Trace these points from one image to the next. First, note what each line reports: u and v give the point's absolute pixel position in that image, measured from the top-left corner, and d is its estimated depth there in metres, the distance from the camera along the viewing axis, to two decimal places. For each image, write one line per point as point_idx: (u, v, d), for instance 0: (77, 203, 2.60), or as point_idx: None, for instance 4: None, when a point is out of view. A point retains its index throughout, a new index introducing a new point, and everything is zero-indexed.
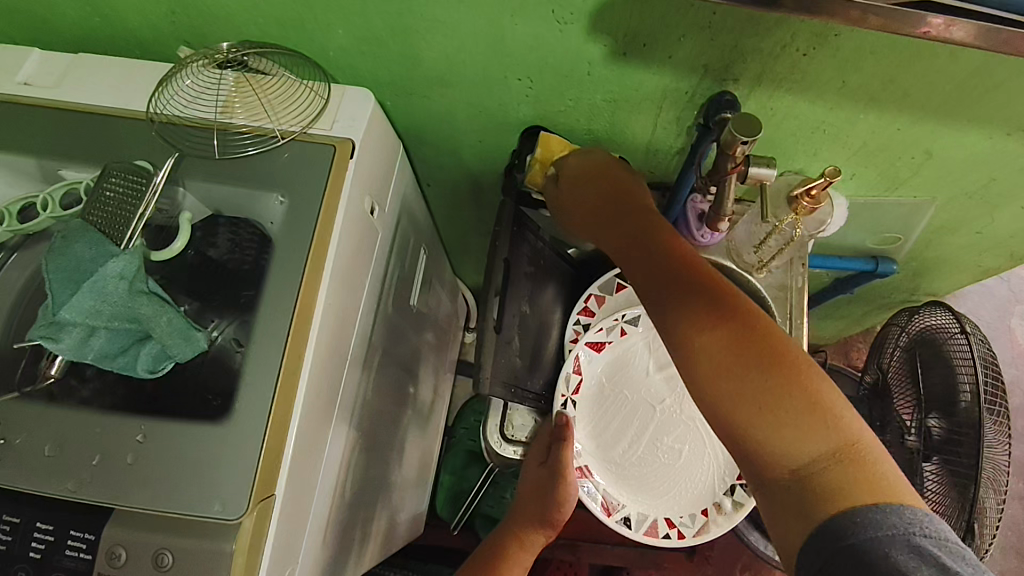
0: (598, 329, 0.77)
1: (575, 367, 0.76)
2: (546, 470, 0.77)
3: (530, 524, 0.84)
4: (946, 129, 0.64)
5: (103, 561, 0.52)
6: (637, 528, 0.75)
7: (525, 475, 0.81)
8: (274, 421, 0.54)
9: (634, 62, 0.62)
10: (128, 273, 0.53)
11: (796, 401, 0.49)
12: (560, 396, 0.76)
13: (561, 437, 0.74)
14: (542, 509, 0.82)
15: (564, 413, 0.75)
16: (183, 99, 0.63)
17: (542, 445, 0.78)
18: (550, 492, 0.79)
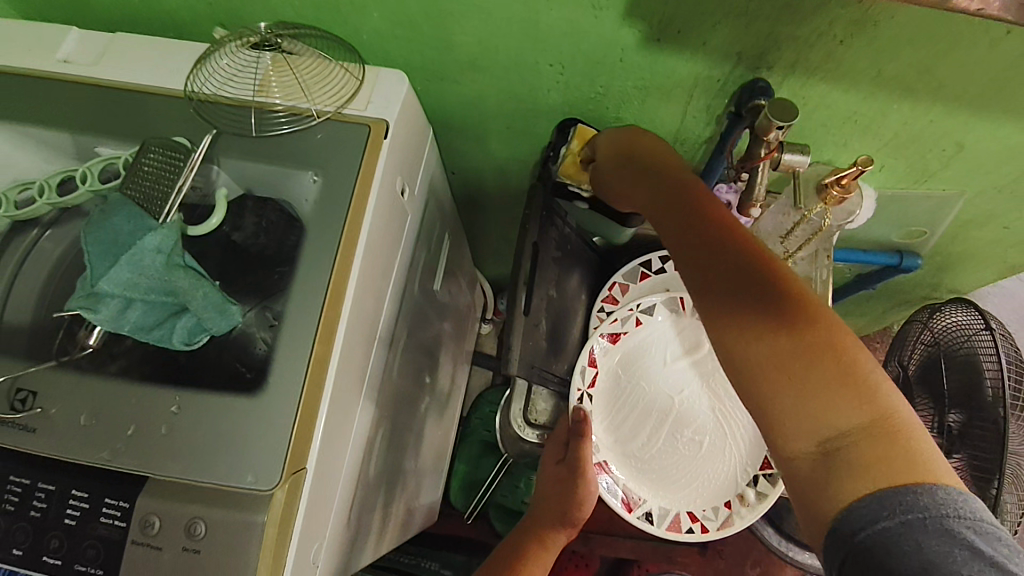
0: (614, 321, 0.78)
1: (591, 360, 0.78)
2: (565, 465, 0.79)
3: (549, 523, 0.82)
4: (979, 121, 0.64)
5: (137, 529, 0.53)
6: (659, 523, 0.79)
7: (544, 472, 0.83)
8: (307, 396, 0.55)
9: (667, 48, 0.63)
10: (165, 247, 0.54)
11: (830, 371, 0.45)
12: (577, 390, 0.78)
13: (579, 432, 0.76)
14: (562, 505, 0.81)
15: (580, 408, 0.78)
16: (219, 77, 0.63)
17: (561, 438, 0.82)
18: (570, 487, 0.79)
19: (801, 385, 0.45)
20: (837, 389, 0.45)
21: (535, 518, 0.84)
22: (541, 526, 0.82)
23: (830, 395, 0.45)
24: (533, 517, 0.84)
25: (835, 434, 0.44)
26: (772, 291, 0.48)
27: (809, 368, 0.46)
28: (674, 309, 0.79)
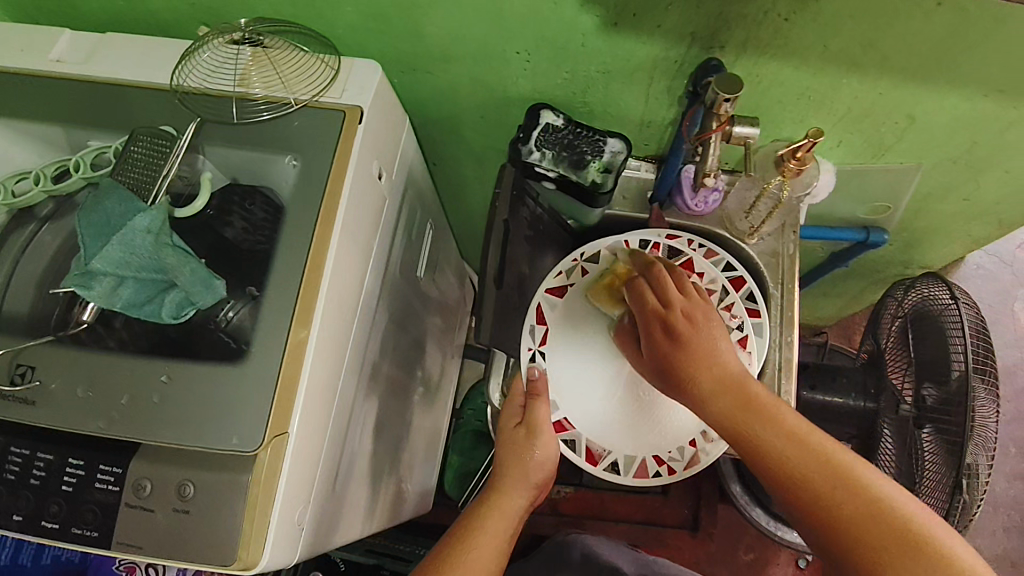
0: (559, 274, 0.77)
1: (538, 317, 0.76)
2: (526, 428, 0.75)
3: (506, 502, 0.75)
4: (927, 93, 0.67)
5: (130, 493, 0.57)
6: (626, 472, 0.74)
7: (501, 441, 0.77)
8: (287, 364, 0.58)
9: (625, 33, 0.66)
10: (154, 228, 0.57)
11: (872, 519, 0.54)
12: (527, 351, 0.76)
13: (535, 393, 0.74)
14: (521, 476, 0.76)
15: (535, 367, 0.76)
16: (202, 71, 0.67)
17: (515, 401, 0.77)
18: (530, 452, 0.75)
19: (827, 521, 0.56)
20: (882, 513, 0.54)
21: (484, 507, 0.75)
22: (496, 515, 0.74)
23: (875, 518, 0.54)
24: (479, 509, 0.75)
25: (871, 544, 0.54)
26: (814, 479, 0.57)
27: (830, 505, 0.56)
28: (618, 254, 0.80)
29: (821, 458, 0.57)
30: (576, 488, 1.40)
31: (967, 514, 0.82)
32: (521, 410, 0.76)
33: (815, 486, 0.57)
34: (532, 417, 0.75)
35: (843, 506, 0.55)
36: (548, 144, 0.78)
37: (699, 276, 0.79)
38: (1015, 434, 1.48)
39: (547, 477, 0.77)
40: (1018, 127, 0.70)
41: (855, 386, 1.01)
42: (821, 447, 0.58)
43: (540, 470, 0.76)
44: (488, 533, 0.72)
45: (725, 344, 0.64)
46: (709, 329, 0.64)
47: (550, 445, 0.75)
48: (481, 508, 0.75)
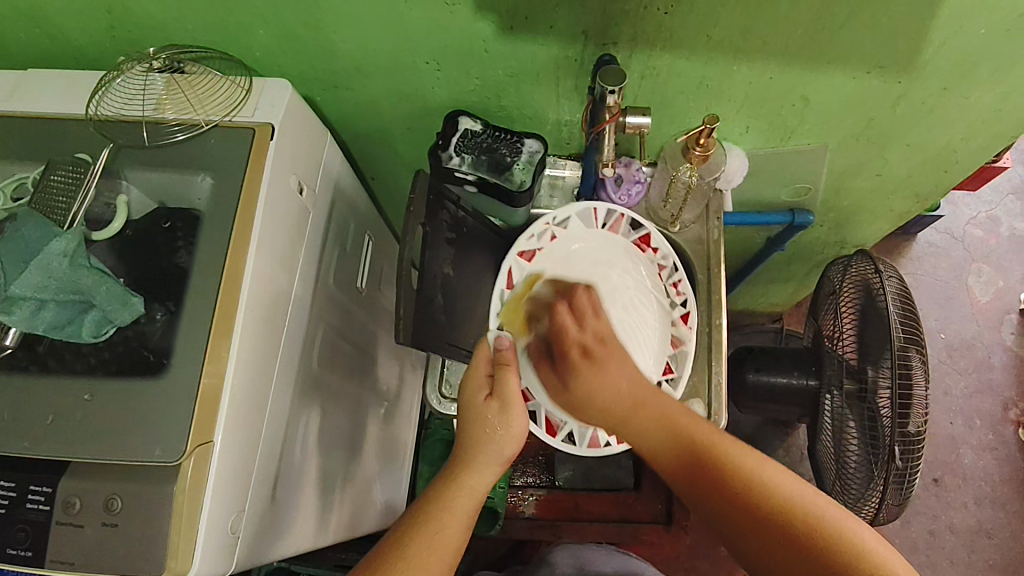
0: (531, 237, 0.80)
1: (506, 282, 0.79)
2: (501, 401, 0.72)
3: (476, 480, 0.70)
4: (815, 74, 0.70)
5: (61, 510, 0.58)
6: (581, 443, 0.78)
7: (470, 416, 0.73)
8: (207, 372, 0.60)
9: (522, 35, 0.68)
10: (70, 250, 0.59)
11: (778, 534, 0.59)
12: (496, 316, 0.78)
13: (503, 364, 0.73)
14: (493, 453, 0.72)
15: (503, 335, 0.75)
16: (118, 100, 0.70)
17: (479, 371, 0.75)
18: (506, 426, 0.72)
19: (763, 536, 0.60)
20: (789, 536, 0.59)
21: (451, 486, 0.70)
22: (466, 493, 0.69)
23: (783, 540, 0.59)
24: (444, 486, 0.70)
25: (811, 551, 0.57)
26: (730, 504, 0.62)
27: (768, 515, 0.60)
28: (588, 221, 0.82)
29: (746, 480, 0.62)
30: (549, 492, 1.35)
31: (907, 484, 0.85)
32: (487, 381, 0.74)
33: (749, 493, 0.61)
34: (503, 390, 0.73)
35: (773, 510, 0.60)
36: (467, 149, 0.81)
37: (653, 251, 0.82)
38: (979, 406, 1.51)
39: (514, 453, 0.73)
40: (907, 101, 0.73)
41: (798, 364, 1.03)
42: (742, 464, 0.64)
43: (510, 445, 0.73)
44: (455, 513, 0.67)
45: (620, 377, 0.71)
46: (601, 391, 0.71)
47: (524, 419, 0.73)
48: (447, 486, 0.70)
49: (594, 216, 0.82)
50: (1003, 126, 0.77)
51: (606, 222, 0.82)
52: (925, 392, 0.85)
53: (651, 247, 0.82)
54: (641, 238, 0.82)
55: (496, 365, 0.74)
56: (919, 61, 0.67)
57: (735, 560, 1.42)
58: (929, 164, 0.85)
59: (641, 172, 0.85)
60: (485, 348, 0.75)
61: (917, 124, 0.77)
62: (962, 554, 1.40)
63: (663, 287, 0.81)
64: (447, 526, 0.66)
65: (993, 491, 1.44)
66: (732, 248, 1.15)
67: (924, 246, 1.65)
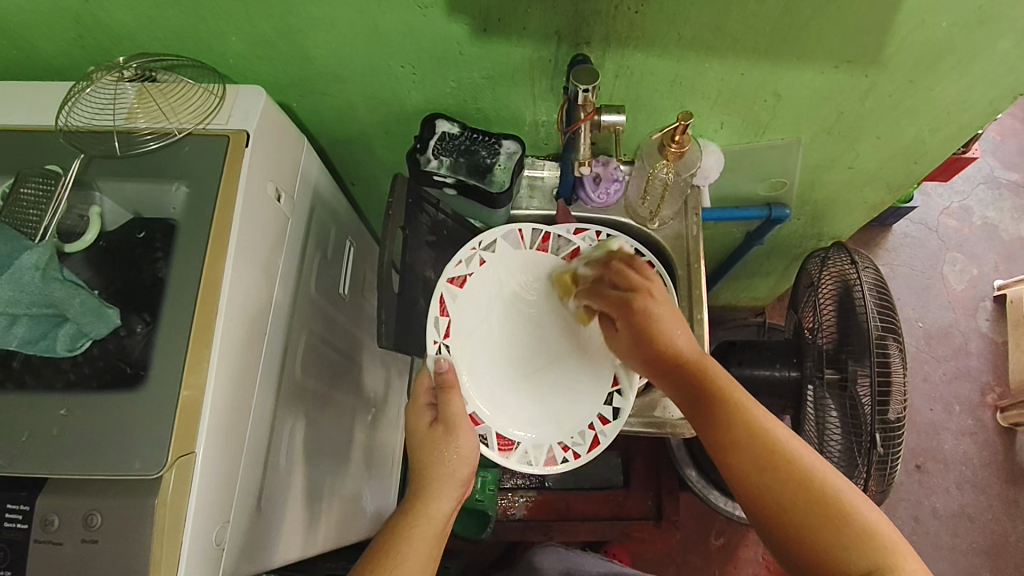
0: (459, 262, 0.79)
1: (440, 309, 0.77)
2: (444, 424, 0.71)
3: (433, 508, 0.66)
4: (785, 69, 0.71)
5: (38, 528, 0.57)
6: (539, 463, 0.77)
7: (417, 444, 0.71)
8: (188, 381, 0.60)
9: (495, 37, 0.68)
10: (41, 263, 0.57)
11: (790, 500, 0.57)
12: (432, 343, 0.75)
13: (446, 385, 0.72)
14: (445, 476, 0.68)
15: (443, 359, 0.74)
16: (88, 110, 0.70)
17: (421, 400, 0.73)
18: (449, 448, 0.69)
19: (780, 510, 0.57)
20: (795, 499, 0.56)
21: (405, 515, 0.66)
22: (420, 520, 0.65)
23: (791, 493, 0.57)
24: (403, 513, 0.67)
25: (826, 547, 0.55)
26: (746, 458, 0.59)
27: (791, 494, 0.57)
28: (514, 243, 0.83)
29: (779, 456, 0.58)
30: (542, 491, 1.34)
31: (889, 470, 0.85)
32: (429, 407, 0.73)
33: (773, 479, 0.57)
34: (447, 412, 0.71)
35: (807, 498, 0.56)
36: (445, 151, 0.81)
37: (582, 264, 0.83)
38: (959, 392, 1.53)
39: (469, 474, 0.70)
40: (876, 94, 0.74)
41: (780, 356, 1.04)
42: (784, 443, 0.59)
43: (462, 466, 0.69)
44: (416, 541, 0.64)
45: (680, 329, 0.69)
46: (662, 311, 0.69)
47: (472, 440, 0.71)
48: (405, 515, 0.66)
49: (520, 238, 0.84)
50: (969, 116, 0.78)
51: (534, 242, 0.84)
52: (905, 380, 0.86)
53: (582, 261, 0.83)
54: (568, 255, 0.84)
55: (437, 389, 0.73)
56: (886, 53, 0.68)
57: (726, 553, 1.43)
58: (900, 155, 0.87)
59: (619, 170, 0.86)
60: (426, 376, 0.74)
61: (886, 117, 0.79)
62: (946, 538, 1.42)
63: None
64: (406, 554, 0.62)
65: (975, 475, 1.46)
66: (713, 244, 1.17)
67: (899, 237, 1.68)
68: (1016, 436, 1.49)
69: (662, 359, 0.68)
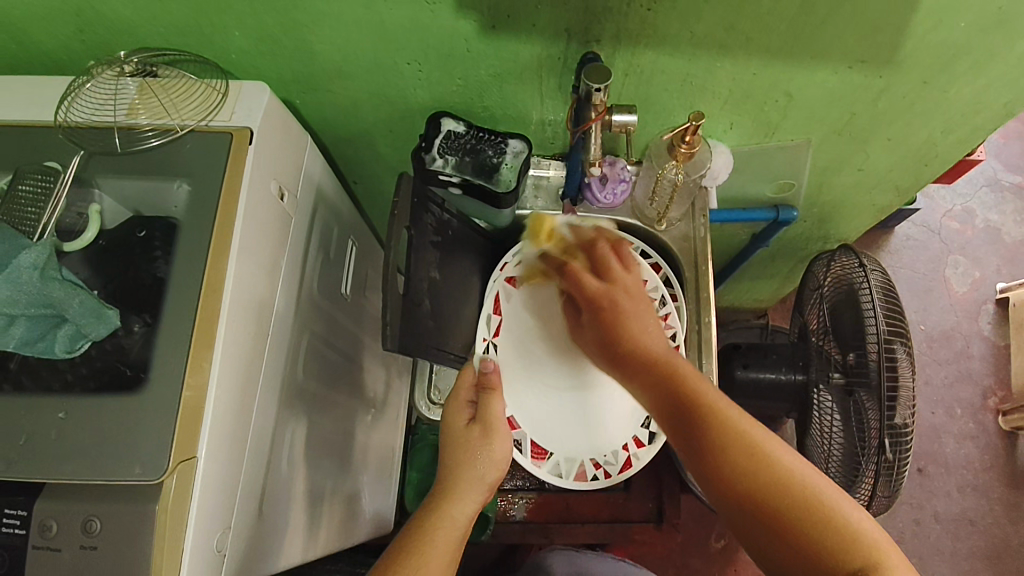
0: (514, 265, 0.86)
1: (494, 308, 0.85)
2: (480, 425, 0.72)
3: (457, 509, 0.67)
4: (798, 69, 0.70)
5: (36, 534, 0.55)
6: (568, 476, 0.81)
7: (451, 441, 0.72)
8: (190, 383, 0.58)
9: (504, 34, 0.67)
10: (40, 263, 0.56)
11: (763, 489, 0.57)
12: (481, 340, 0.83)
13: (488, 385, 0.75)
14: (474, 478, 0.69)
15: (488, 360, 0.78)
16: (87, 106, 0.68)
17: (462, 399, 0.75)
18: (481, 449, 0.71)
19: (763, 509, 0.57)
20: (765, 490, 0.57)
21: (431, 517, 0.66)
22: (446, 523, 0.65)
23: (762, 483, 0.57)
24: (428, 514, 0.67)
25: (814, 548, 0.55)
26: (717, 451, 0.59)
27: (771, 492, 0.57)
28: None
29: (751, 446, 0.59)
30: (543, 493, 1.32)
31: (896, 477, 0.84)
32: (469, 404, 0.75)
33: (758, 480, 0.57)
34: (483, 414, 0.73)
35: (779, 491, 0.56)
36: (450, 150, 0.80)
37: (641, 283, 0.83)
38: (961, 395, 1.53)
39: (497, 478, 0.71)
40: (888, 95, 0.73)
41: (785, 360, 1.03)
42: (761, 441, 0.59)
43: (492, 470, 0.71)
44: (442, 543, 0.63)
45: (652, 326, 0.71)
46: (629, 307, 0.72)
47: (506, 445, 0.73)
48: (430, 517, 0.66)
49: None
50: (981, 119, 0.78)
51: None
52: (913, 385, 0.85)
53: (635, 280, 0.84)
54: None
55: (479, 388, 0.75)
56: (900, 54, 0.67)
57: (726, 555, 1.43)
58: (910, 157, 0.86)
59: (626, 170, 0.85)
60: (470, 373, 0.77)
61: (898, 118, 0.78)
62: (948, 542, 1.41)
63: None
64: (431, 557, 0.62)
65: (976, 478, 1.46)
66: (718, 245, 1.16)
67: (902, 239, 1.68)
68: (1017, 439, 1.48)
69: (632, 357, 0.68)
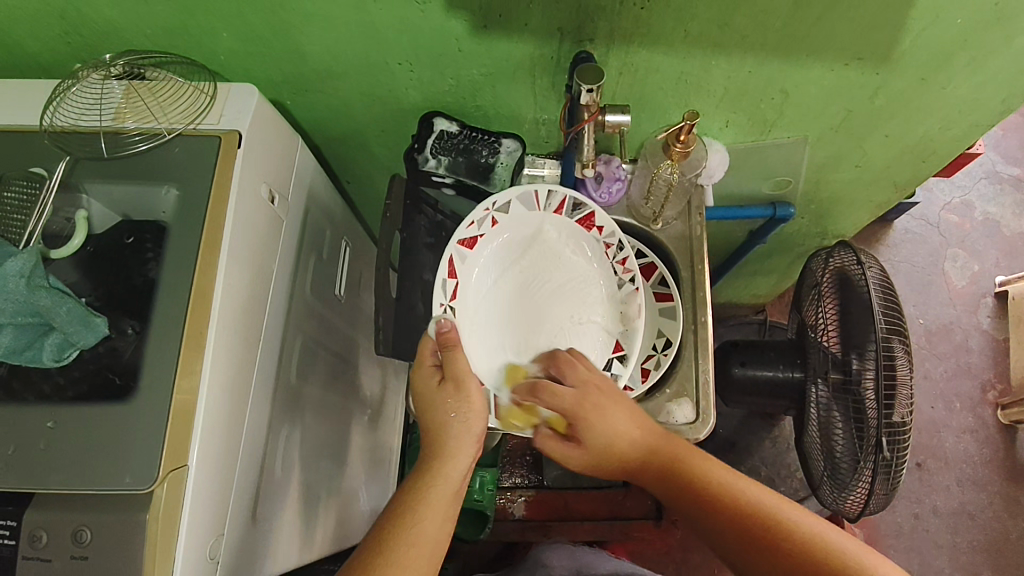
0: (471, 224, 0.71)
1: (449, 272, 0.70)
2: (453, 381, 0.66)
3: (449, 468, 0.65)
4: (794, 66, 0.69)
5: (26, 545, 0.55)
6: (538, 427, 0.74)
7: (426, 401, 0.67)
8: (179, 391, 0.58)
9: (496, 33, 0.66)
10: (27, 271, 0.55)
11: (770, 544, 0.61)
12: (440, 305, 0.69)
13: (447, 346, 0.65)
14: (460, 435, 0.66)
15: (445, 319, 0.67)
16: (73, 109, 0.67)
17: (427, 359, 0.67)
18: (466, 406, 0.66)
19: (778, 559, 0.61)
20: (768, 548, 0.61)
21: (423, 478, 0.65)
22: (439, 482, 0.64)
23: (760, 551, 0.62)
24: (421, 473, 0.65)
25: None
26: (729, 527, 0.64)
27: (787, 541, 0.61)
28: (530, 204, 0.74)
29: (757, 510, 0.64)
30: (537, 491, 1.33)
31: (894, 474, 0.83)
32: (436, 368, 0.67)
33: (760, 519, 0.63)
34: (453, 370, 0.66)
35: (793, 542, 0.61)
36: (443, 151, 0.79)
37: (599, 230, 0.76)
38: (959, 389, 1.53)
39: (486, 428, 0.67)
40: (885, 92, 0.73)
41: (783, 357, 1.03)
42: (767, 507, 0.64)
43: (478, 421, 0.66)
44: (433, 508, 0.63)
45: (624, 422, 0.69)
46: (610, 410, 0.68)
47: (483, 393, 0.67)
48: (420, 479, 0.65)
49: (534, 198, 0.74)
50: (979, 115, 0.77)
51: (549, 204, 0.75)
52: (910, 378, 0.84)
53: (595, 226, 0.76)
54: (585, 218, 0.76)
55: (441, 349, 0.66)
56: (897, 51, 0.66)
57: None
58: (908, 153, 0.85)
59: (621, 169, 0.84)
60: (428, 337, 0.67)
61: (896, 115, 0.77)
62: (947, 536, 1.41)
63: (611, 264, 0.77)
64: (423, 518, 0.62)
65: (974, 472, 1.46)
66: (715, 242, 1.15)
67: (901, 233, 1.67)
68: (1016, 433, 1.48)
69: (642, 462, 0.69)
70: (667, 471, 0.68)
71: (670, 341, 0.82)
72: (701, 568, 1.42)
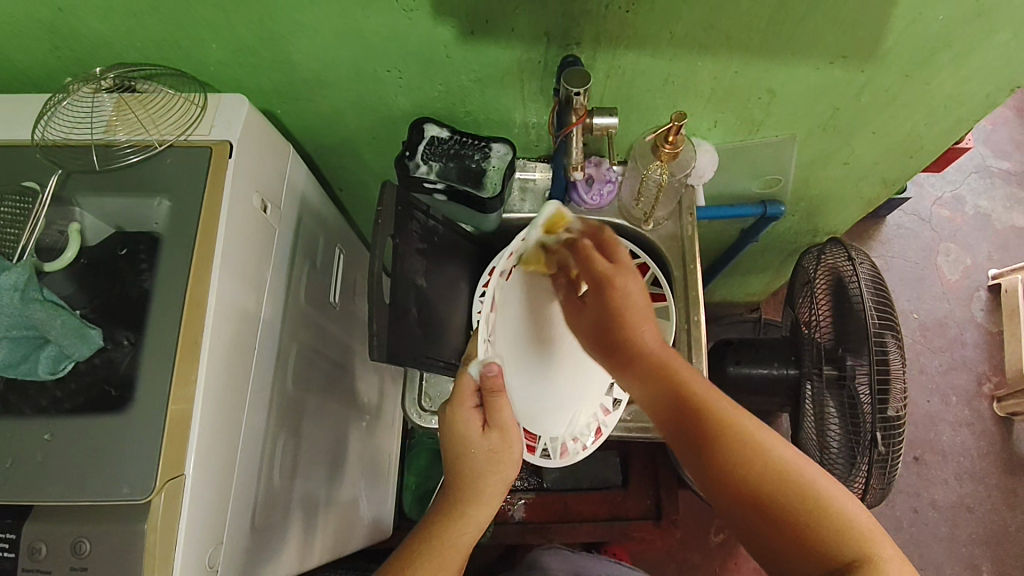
0: None
1: None
2: (499, 431, 0.68)
3: (479, 514, 0.66)
4: (779, 66, 0.69)
5: (25, 557, 0.55)
6: (556, 456, 0.81)
7: (459, 447, 0.67)
8: (175, 401, 0.58)
9: (483, 39, 0.66)
10: (20, 284, 0.54)
11: (768, 502, 0.56)
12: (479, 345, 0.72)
13: (493, 392, 0.68)
14: (497, 477, 0.67)
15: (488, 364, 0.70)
16: (63, 123, 0.68)
17: (467, 404, 0.68)
18: (504, 454, 0.67)
19: (771, 516, 0.55)
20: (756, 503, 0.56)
21: (454, 516, 0.66)
22: (470, 527, 0.66)
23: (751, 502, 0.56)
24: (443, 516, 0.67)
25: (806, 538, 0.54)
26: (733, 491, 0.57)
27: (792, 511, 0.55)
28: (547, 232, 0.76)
29: (764, 457, 0.57)
30: (538, 494, 1.33)
31: (890, 468, 0.84)
32: (476, 410, 0.69)
33: (763, 474, 0.56)
34: (494, 416, 0.68)
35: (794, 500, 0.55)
36: (434, 156, 0.80)
37: None
38: (954, 382, 1.53)
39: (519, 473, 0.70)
40: (870, 89, 0.73)
41: (777, 355, 1.04)
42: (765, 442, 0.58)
43: (512, 469, 0.68)
44: (459, 547, 0.65)
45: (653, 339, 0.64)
46: (634, 298, 0.65)
47: (522, 444, 0.69)
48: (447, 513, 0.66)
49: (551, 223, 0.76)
50: (964, 110, 0.77)
51: None
52: (903, 374, 0.85)
53: None
54: None
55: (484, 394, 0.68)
56: (881, 47, 0.67)
57: (726, 549, 1.43)
58: (895, 149, 0.86)
59: (612, 171, 0.85)
60: (468, 379, 0.69)
61: (881, 111, 0.78)
62: (946, 529, 1.42)
63: None
64: (446, 563, 0.64)
65: (972, 465, 1.46)
66: (708, 243, 1.16)
67: (894, 229, 1.68)
68: (1012, 424, 1.49)
69: (665, 394, 0.61)
70: (682, 413, 0.60)
71: (662, 341, 0.84)
72: (703, 567, 1.42)
